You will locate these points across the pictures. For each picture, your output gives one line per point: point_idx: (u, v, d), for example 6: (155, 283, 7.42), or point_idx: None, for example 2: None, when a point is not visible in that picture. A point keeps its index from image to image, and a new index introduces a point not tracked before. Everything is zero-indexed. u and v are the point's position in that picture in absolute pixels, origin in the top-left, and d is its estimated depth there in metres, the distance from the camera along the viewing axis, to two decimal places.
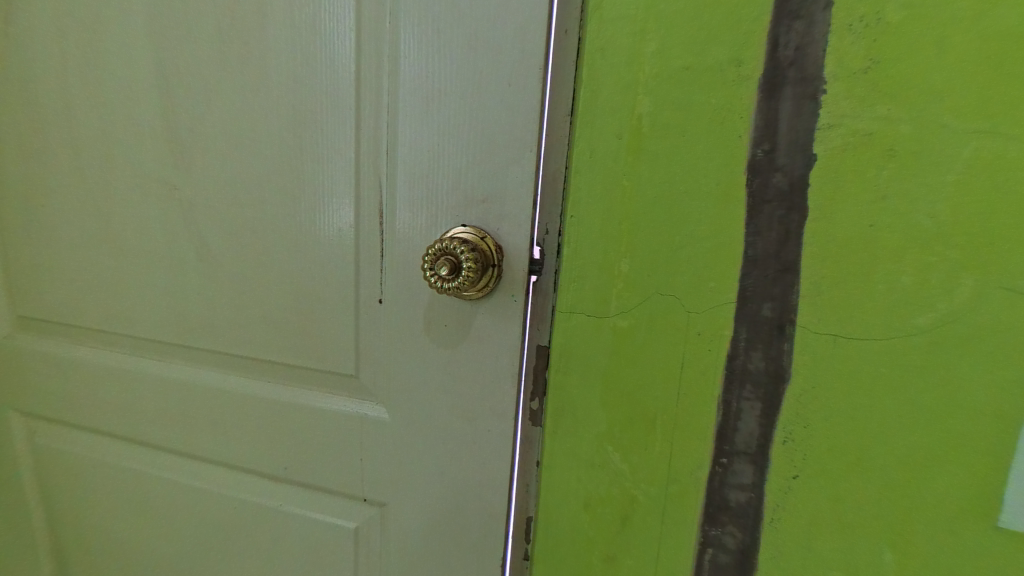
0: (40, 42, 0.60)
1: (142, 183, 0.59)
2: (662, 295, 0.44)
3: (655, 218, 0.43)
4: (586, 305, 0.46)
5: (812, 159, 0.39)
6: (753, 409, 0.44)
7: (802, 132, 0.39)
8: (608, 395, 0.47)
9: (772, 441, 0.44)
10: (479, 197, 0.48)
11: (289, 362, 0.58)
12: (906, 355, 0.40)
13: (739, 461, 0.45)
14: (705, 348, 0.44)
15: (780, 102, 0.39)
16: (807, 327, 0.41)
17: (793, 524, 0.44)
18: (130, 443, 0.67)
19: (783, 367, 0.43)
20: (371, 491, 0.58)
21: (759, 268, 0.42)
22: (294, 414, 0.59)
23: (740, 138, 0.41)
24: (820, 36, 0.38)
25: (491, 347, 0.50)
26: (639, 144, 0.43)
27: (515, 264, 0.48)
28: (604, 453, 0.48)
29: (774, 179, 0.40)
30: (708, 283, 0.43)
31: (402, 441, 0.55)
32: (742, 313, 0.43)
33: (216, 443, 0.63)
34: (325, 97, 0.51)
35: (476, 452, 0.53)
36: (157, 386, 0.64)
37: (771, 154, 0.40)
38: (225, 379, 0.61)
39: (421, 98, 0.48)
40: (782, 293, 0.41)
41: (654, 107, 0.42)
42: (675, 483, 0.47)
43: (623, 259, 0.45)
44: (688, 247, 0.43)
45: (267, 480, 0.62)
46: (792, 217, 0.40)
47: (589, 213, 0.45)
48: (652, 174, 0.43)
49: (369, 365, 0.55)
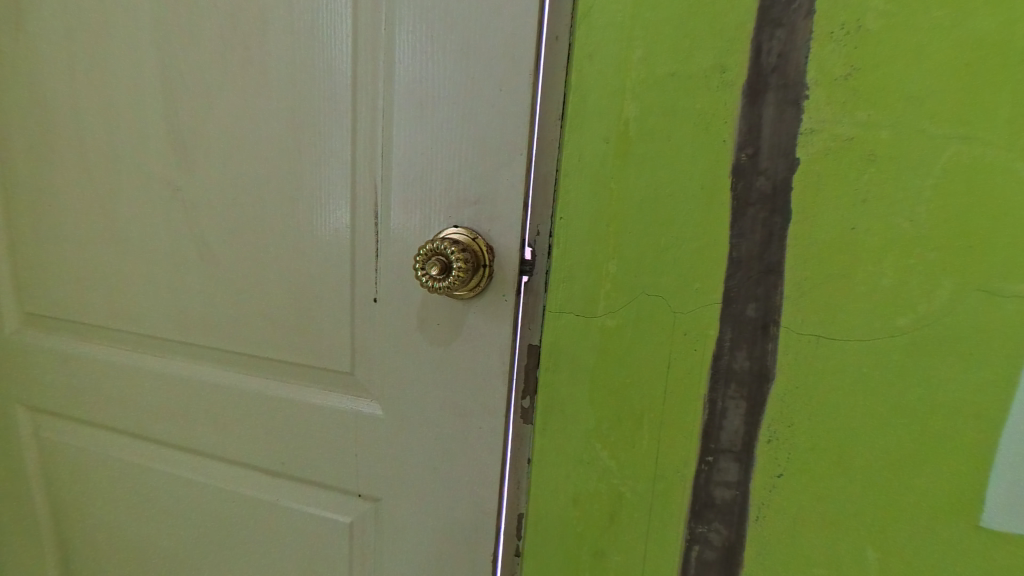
0: (48, 44, 0.61)
1: (145, 183, 0.61)
2: (649, 295, 0.45)
3: (643, 219, 0.44)
4: (575, 305, 0.47)
5: (794, 162, 0.40)
6: (738, 409, 0.45)
7: (784, 137, 0.40)
8: (597, 394, 0.48)
9: (756, 439, 0.45)
10: (471, 199, 0.49)
11: (287, 359, 0.59)
12: (887, 355, 0.40)
13: (724, 460, 0.46)
14: (690, 347, 0.45)
15: (762, 107, 0.40)
16: (790, 328, 0.42)
17: (777, 521, 0.45)
18: (131, 438, 0.69)
19: (767, 366, 0.43)
20: (365, 487, 0.59)
21: (742, 270, 0.43)
22: (292, 410, 0.60)
23: (724, 142, 0.41)
24: (802, 43, 0.39)
25: (482, 345, 0.51)
26: (626, 147, 0.44)
27: (505, 264, 0.49)
28: (593, 450, 0.49)
29: (757, 182, 0.41)
30: (693, 284, 0.44)
31: (396, 438, 0.56)
32: (726, 314, 0.44)
33: (215, 438, 0.64)
34: (322, 101, 0.52)
35: (467, 449, 0.54)
36: (158, 382, 0.65)
37: (755, 157, 0.41)
38: (224, 375, 0.63)
39: (415, 102, 0.49)
40: (766, 293, 0.42)
41: (642, 112, 0.43)
42: (661, 480, 0.48)
43: (611, 260, 0.46)
44: (675, 249, 0.44)
45: (264, 475, 0.63)
46: (775, 220, 0.41)
47: (578, 214, 0.46)
48: (639, 178, 0.44)
49: (364, 362, 0.56)
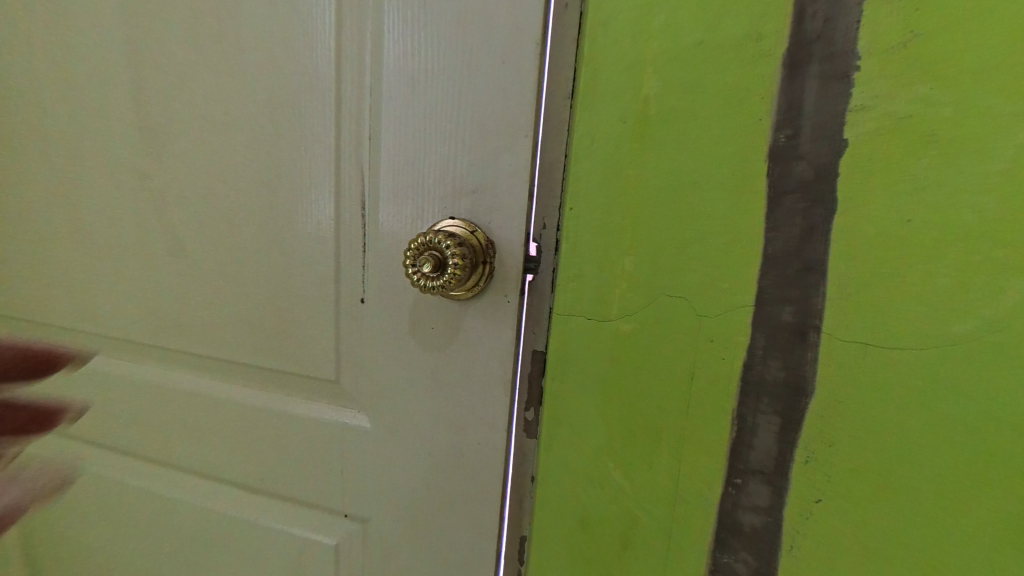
0: (11, 22, 0.57)
1: (113, 171, 0.56)
2: (669, 297, 0.41)
3: (663, 212, 0.40)
4: (586, 306, 0.45)
5: (840, 145, 0.33)
6: (769, 426, 0.37)
7: (829, 115, 0.33)
8: (610, 405, 0.44)
9: (791, 460, 0.37)
10: (469, 187, 0.45)
11: (266, 366, 0.54)
12: (942, 359, 0.30)
13: (754, 482, 0.38)
14: (717, 355, 0.39)
15: (804, 83, 0.34)
16: (833, 334, 0.34)
17: (814, 559, 0.36)
18: (100, 449, 0.64)
19: (805, 378, 0.36)
20: (351, 506, 0.54)
21: (777, 267, 0.36)
22: (272, 421, 0.55)
23: (759, 122, 0.36)
24: (853, 5, 0.32)
25: (481, 350, 0.47)
26: (644, 133, 0.40)
27: (508, 260, 0.45)
28: (605, 469, 0.45)
29: (795, 168, 0.35)
30: (720, 283, 0.38)
31: (384, 453, 0.51)
32: (760, 317, 0.37)
33: (191, 450, 0.59)
34: (302, 79, 0.48)
35: (464, 465, 0.49)
36: (128, 389, 0.60)
37: (795, 140, 0.35)
38: (198, 382, 0.58)
39: (407, 79, 0.45)
40: (804, 294, 0.35)
41: (663, 90, 0.39)
42: (682, 502, 0.42)
43: (626, 257, 0.42)
44: (699, 244, 0.39)
45: (243, 492, 0.58)
46: (816, 211, 0.34)
47: (589, 207, 0.44)
48: (659, 165, 0.40)
49: (349, 369, 0.51)
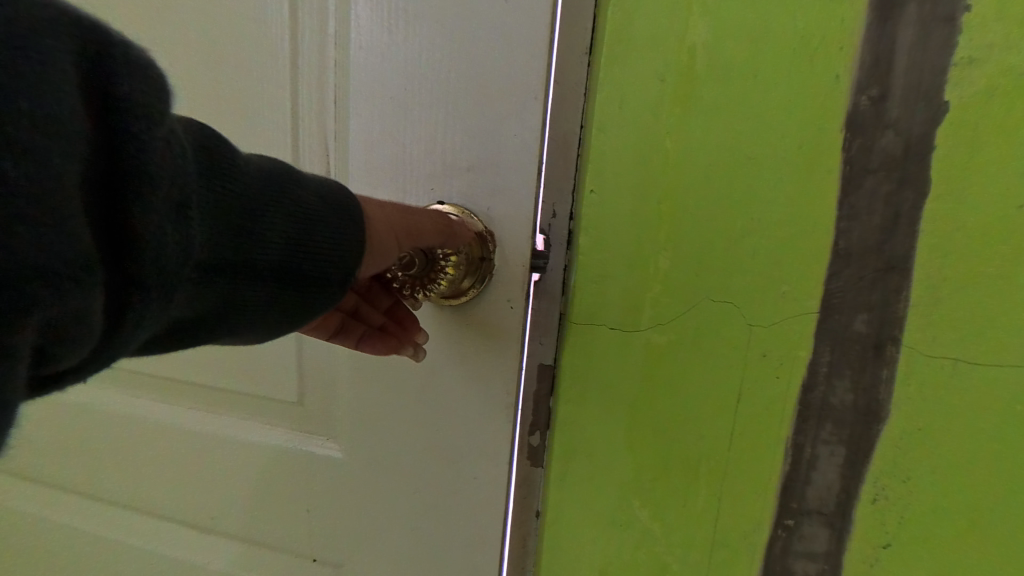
0: None
1: None
2: (713, 302, 0.33)
3: (708, 196, 0.32)
4: (611, 314, 0.36)
5: (936, 110, 0.27)
6: (833, 457, 0.32)
7: (926, 71, 0.27)
8: (636, 437, 0.37)
9: (856, 497, 0.32)
10: (464, 164, 0.36)
11: (218, 385, 0.46)
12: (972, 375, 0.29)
13: (809, 524, 0.34)
14: (770, 375, 0.33)
15: (898, 27, 0.27)
16: (915, 348, 0.30)
17: None
18: (22, 481, 0.55)
19: (877, 402, 0.31)
20: (321, 550, 0.45)
21: (854, 265, 0.30)
22: (224, 451, 0.46)
23: (838, 79, 0.29)
24: None
25: (477, 368, 0.38)
26: (689, 96, 0.32)
27: (512, 256, 0.36)
28: (628, 510, 0.38)
29: (882, 140, 0.28)
30: (779, 286, 0.32)
31: (358, 488, 0.43)
32: (825, 327, 0.31)
33: (128, 484, 0.50)
34: (250, 31, 0.39)
35: (456, 504, 0.41)
36: (54, 411, 0.52)
37: (881, 103, 0.28)
38: (135, 403, 0.49)
39: (381, 24, 0.36)
40: (883, 299, 0.30)
41: (714, 36, 0.31)
42: (722, 547, 0.36)
43: (662, 254, 0.34)
44: (752, 238, 0.32)
45: (192, 531, 0.49)
46: (905, 194, 0.29)
47: (615, 188, 0.34)
48: (705, 137, 0.32)
49: (316, 389, 0.43)
